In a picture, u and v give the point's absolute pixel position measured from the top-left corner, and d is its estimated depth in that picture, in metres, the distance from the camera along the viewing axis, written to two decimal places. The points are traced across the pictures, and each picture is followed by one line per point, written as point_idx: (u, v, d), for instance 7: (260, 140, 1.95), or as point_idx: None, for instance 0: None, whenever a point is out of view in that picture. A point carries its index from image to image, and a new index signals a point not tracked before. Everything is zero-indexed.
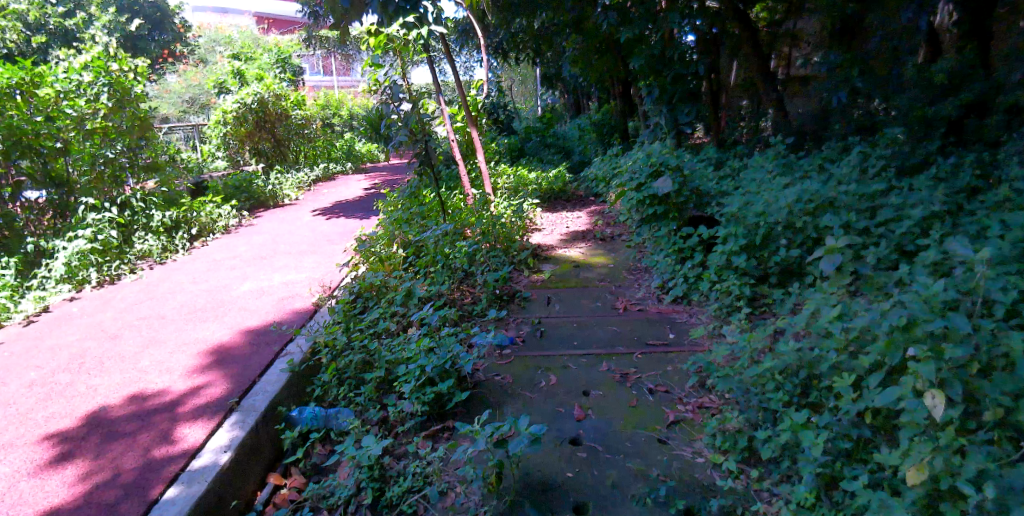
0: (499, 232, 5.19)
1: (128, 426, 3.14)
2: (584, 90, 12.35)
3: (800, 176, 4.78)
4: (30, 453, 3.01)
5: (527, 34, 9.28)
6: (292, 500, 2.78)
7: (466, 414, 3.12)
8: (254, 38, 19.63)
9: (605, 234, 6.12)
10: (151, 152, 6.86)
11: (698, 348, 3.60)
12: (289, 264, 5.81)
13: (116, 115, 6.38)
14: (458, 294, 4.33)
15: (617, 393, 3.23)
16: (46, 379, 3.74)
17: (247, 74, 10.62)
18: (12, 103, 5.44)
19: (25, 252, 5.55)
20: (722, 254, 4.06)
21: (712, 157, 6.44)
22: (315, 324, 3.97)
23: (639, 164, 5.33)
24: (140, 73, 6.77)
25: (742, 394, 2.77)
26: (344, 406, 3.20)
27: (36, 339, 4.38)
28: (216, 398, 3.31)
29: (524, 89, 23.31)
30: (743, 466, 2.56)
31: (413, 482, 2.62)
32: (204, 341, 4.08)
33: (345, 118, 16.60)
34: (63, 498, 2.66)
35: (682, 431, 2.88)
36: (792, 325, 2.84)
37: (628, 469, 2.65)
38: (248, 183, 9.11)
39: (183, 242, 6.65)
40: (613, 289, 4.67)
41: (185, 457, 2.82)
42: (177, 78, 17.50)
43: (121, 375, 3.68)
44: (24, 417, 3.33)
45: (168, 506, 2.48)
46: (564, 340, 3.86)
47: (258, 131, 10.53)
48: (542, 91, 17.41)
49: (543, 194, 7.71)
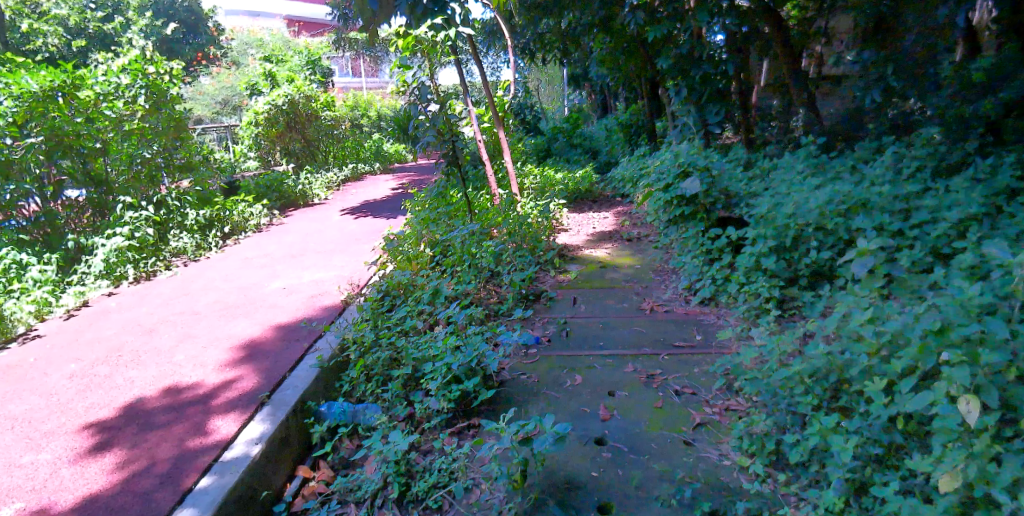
0: (526, 232, 5.18)
1: (163, 417, 3.22)
2: (611, 90, 12.35)
3: (832, 177, 4.70)
4: (71, 441, 3.11)
5: (555, 34, 9.18)
6: (321, 492, 2.83)
7: (492, 412, 3.15)
8: (283, 41, 20.02)
9: (632, 235, 6.10)
10: (186, 151, 7.05)
11: (726, 351, 3.57)
12: (320, 262, 5.89)
13: (153, 117, 6.61)
14: (484, 293, 4.35)
15: (643, 394, 3.22)
16: (86, 371, 3.85)
17: (279, 76, 10.78)
18: (55, 105, 5.58)
19: (66, 248, 5.71)
20: (752, 255, 4.00)
21: (742, 158, 6.37)
22: (344, 321, 4.04)
23: (666, 164, 5.30)
24: (175, 76, 6.97)
25: (770, 397, 2.73)
26: (371, 402, 3.24)
27: (76, 332, 4.52)
28: (247, 392, 3.38)
29: (550, 89, 23.39)
30: (770, 469, 2.53)
31: (439, 478, 2.65)
32: (236, 336, 4.17)
33: (374, 119, 16.80)
34: (102, 485, 2.75)
35: (709, 433, 2.87)
36: (823, 327, 2.79)
37: (653, 470, 2.65)
38: (279, 183, 9.27)
39: (215, 241, 6.78)
40: (640, 290, 4.65)
41: (218, 449, 2.89)
42: (210, 81, 17.97)
43: (157, 368, 3.78)
44: (66, 407, 3.43)
45: (202, 495, 2.54)
46: (590, 341, 3.85)
47: (289, 132, 10.78)
48: (569, 92, 17.47)
49: (569, 194, 7.68)
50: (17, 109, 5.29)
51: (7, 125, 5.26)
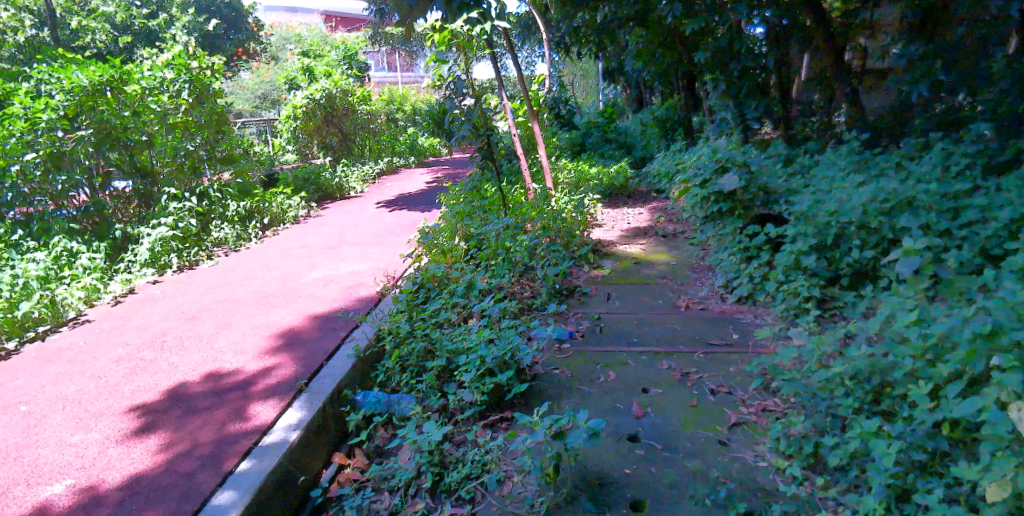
0: (561, 227, 5.15)
1: (205, 402, 3.31)
2: (647, 85, 12.21)
3: (875, 175, 4.57)
4: (118, 422, 3.21)
5: (591, 29, 8.87)
6: (355, 479, 2.88)
7: (525, 406, 3.15)
8: (321, 37, 20.36)
9: (667, 231, 6.04)
10: (227, 145, 7.23)
11: (763, 350, 3.50)
12: (356, 254, 5.97)
13: (196, 110, 6.79)
14: (518, 287, 4.36)
15: (677, 392, 3.19)
16: (132, 355, 3.98)
17: (316, 71, 11.00)
18: (104, 99, 5.77)
19: (114, 237, 5.88)
20: (791, 253, 3.91)
21: (782, 153, 6.23)
22: (380, 312, 4.09)
23: (704, 160, 5.19)
24: (217, 71, 7.14)
25: (808, 399, 2.67)
26: (405, 393, 3.28)
27: (123, 318, 4.66)
28: (286, 379, 3.45)
29: (584, 83, 23.21)
30: (808, 472, 2.48)
31: (472, 470, 2.68)
32: (275, 325, 4.26)
33: (409, 113, 16.91)
34: (147, 465, 2.83)
35: (744, 433, 2.82)
36: (864, 329, 2.72)
37: (687, 469, 2.62)
38: (316, 176, 9.43)
39: (255, 232, 6.93)
40: (675, 287, 4.60)
41: (257, 433, 2.95)
42: (250, 76, 18.38)
43: (199, 354, 3.88)
44: (113, 389, 3.55)
45: (243, 477, 2.61)
46: (624, 337, 3.83)
47: (326, 126, 10.97)
48: (604, 87, 17.34)
49: (604, 189, 7.64)
50: (68, 103, 5.50)
51: (59, 118, 5.47)
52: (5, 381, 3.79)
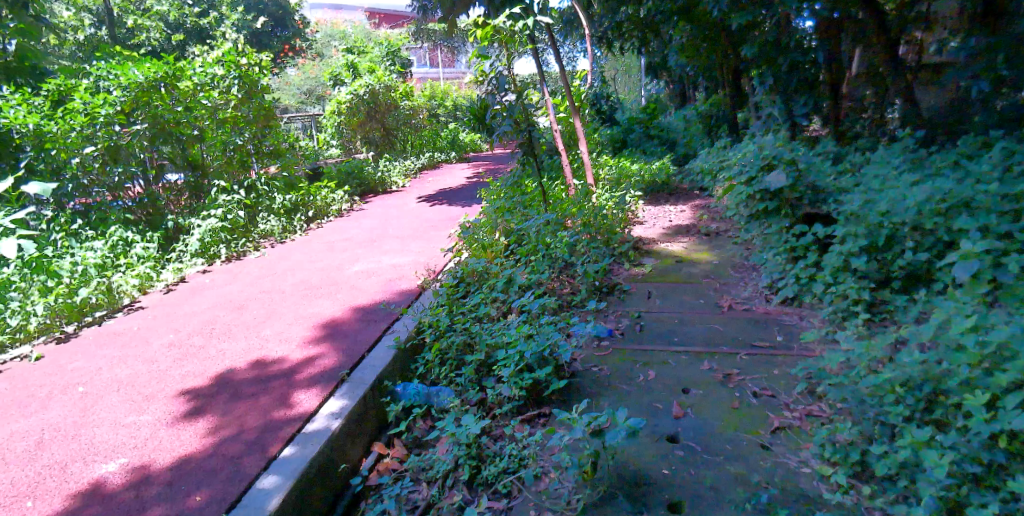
0: (602, 224, 5.10)
1: (252, 388, 3.40)
2: (691, 80, 12.00)
3: (931, 174, 4.40)
4: (169, 405, 3.32)
5: (633, 23, 8.78)
6: (394, 469, 2.92)
7: (563, 402, 3.15)
8: (366, 34, 20.72)
9: (710, 229, 5.94)
10: (274, 139, 7.39)
11: (809, 354, 3.41)
12: (397, 248, 6.04)
13: (244, 105, 6.96)
14: (558, 284, 4.35)
15: (718, 393, 3.14)
16: (183, 341, 4.12)
17: (360, 67, 11.17)
18: (158, 95, 5.93)
19: (167, 227, 6.08)
20: (840, 254, 3.80)
21: (831, 151, 6.05)
22: (421, 305, 4.12)
23: (750, 156, 5.07)
24: (264, 67, 7.27)
25: (856, 405, 2.59)
26: (444, 386, 3.31)
27: (174, 306, 4.82)
28: (328, 369, 3.51)
29: (626, 78, 22.93)
30: (854, 481, 2.41)
31: (509, 464, 2.69)
32: (318, 315, 4.35)
33: (451, 109, 17.00)
34: (195, 447, 2.92)
35: (787, 438, 2.76)
36: (917, 334, 2.62)
37: (727, 472, 2.58)
38: (359, 170, 9.58)
39: (300, 225, 7.08)
40: (718, 287, 4.53)
41: (300, 421, 3.01)
42: (296, 72, 18.84)
43: (246, 342, 3.99)
44: (164, 373, 3.68)
45: (286, 463, 2.67)
46: (665, 336, 3.78)
47: (369, 121, 11.14)
48: (646, 83, 17.11)
49: (645, 186, 7.55)
50: (124, 99, 5.69)
51: (116, 113, 5.65)
52: (64, 363, 3.96)
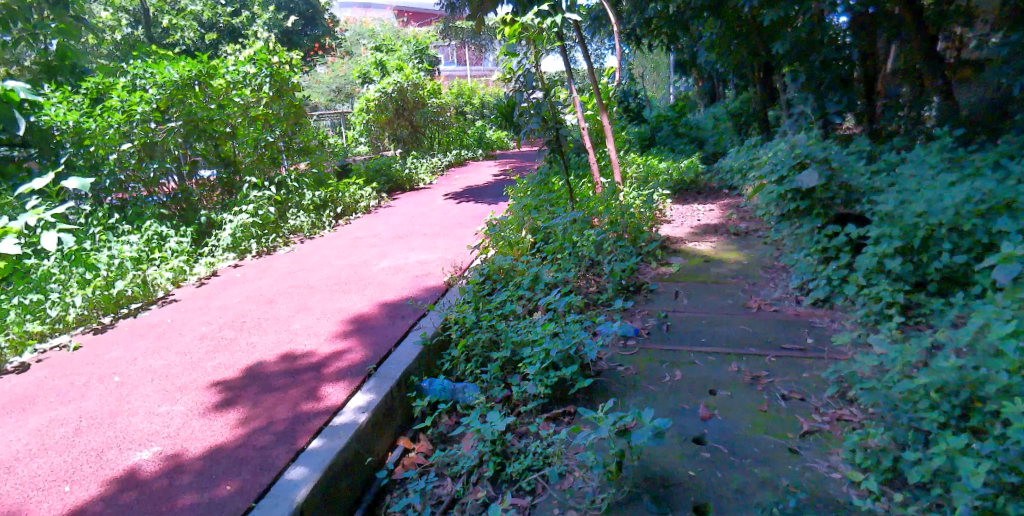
0: (629, 222, 5.06)
1: (281, 381, 3.45)
2: (721, 78, 11.85)
3: (969, 174, 4.28)
4: (201, 396, 3.40)
5: (663, 20, 8.69)
6: (420, 464, 2.95)
7: (589, 401, 3.14)
8: (394, 32, 20.90)
9: (739, 229, 5.86)
10: (304, 136, 7.49)
11: (840, 357, 3.35)
12: (424, 244, 6.08)
13: (276, 103, 7.07)
14: (584, 282, 4.34)
15: (746, 395, 3.10)
16: (214, 333, 4.20)
17: (388, 65, 11.25)
18: (192, 93, 6.08)
19: (200, 222, 6.21)
20: (873, 256, 3.72)
21: (866, 150, 5.92)
22: (447, 301, 4.14)
23: (781, 155, 4.98)
24: (295, 65, 7.36)
25: (889, 411, 2.53)
26: (470, 382, 3.33)
27: (206, 299, 4.92)
28: (356, 363, 3.55)
29: (655, 75, 22.75)
30: (885, 487, 2.36)
31: (533, 461, 2.70)
32: (346, 310, 4.40)
33: (478, 107, 17.05)
34: (226, 437, 2.98)
35: (817, 442, 2.71)
36: (954, 339, 2.55)
37: (754, 475, 2.55)
38: (387, 167, 9.66)
39: (329, 221, 7.17)
40: (747, 287, 4.47)
41: (328, 414, 3.05)
42: (326, 70, 19.07)
43: (276, 336, 4.06)
44: (197, 365, 3.76)
45: (314, 455, 2.71)
46: (692, 336, 3.75)
47: (397, 118, 11.24)
48: (675, 80, 16.95)
49: (673, 184, 7.48)
50: (160, 97, 5.83)
51: (152, 111, 5.83)
52: (101, 353, 4.07)
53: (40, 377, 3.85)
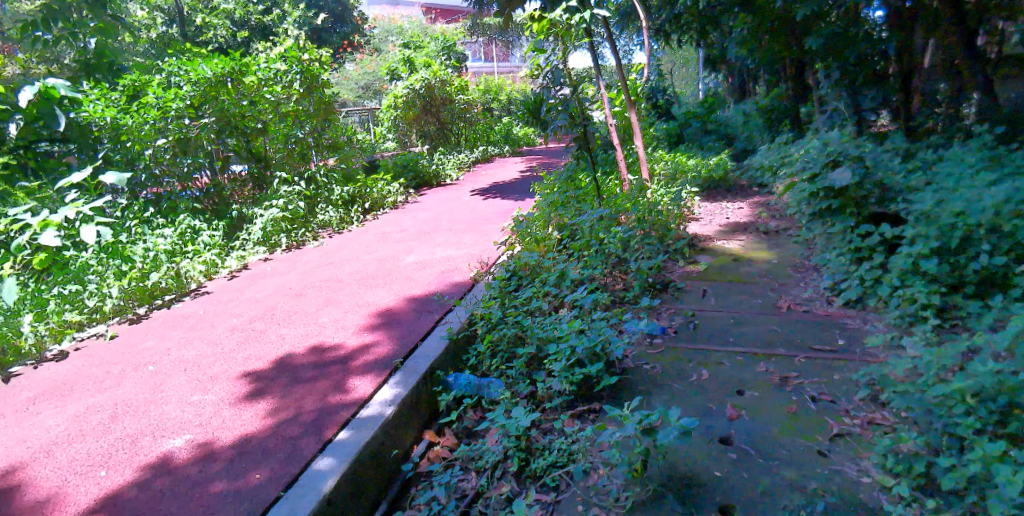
0: (656, 220, 5.01)
1: (310, 373, 3.50)
2: (752, 74, 11.68)
3: (1009, 173, 4.15)
4: (232, 386, 3.46)
5: (693, 16, 8.57)
6: (445, 458, 2.97)
7: (614, 399, 3.13)
8: (422, 29, 21.00)
9: (769, 228, 5.77)
10: (333, 132, 7.57)
11: (873, 359, 3.28)
12: (451, 240, 6.11)
13: (305, 100, 7.19)
14: (610, 279, 4.33)
15: (775, 396, 3.06)
16: (245, 325, 4.28)
17: (416, 62, 11.30)
18: (224, 90, 6.19)
19: (232, 216, 6.32)
20: (908, 256, 3.63)
21: (901, 148, 5.78)
22: (474, 297, 4.16)
23: (813, 152, 4.89)
24: (325, 62, 7.45)
25: (922, 415, 2.47)
26: (495, 377, 3.34)
27: (238, 291, 5.01)
28: (382, 357, 3.59)
29: (684, 71, 22.49)
30: (918, 493, 2.31)
31: (558, 458, 2.70)
32: (374, 304, 4.44)
33: (505, 103, 17.04)
34: (256, 427, 3.04)
35: (847, 446, 2.67)
36: (991, 343, 2.48)
37: (781, 478, 2.51)
38: (414, 163, 9.71)
39: (357, 216, 7.25)
40: (776, 286, 4.41)
41: (355, 406, 3.09)
42: (355, 67, 19.22)
43: (305, 328, 4.12)
44: (228, 355, 3.83)
45: (341, 447, 2.74)
46: (720, 335, 3.71)
47: (425, 115, 11.31)
48: (705, 77, 16.75)
49: (702, 182, 7.40)
50: (194, 93, 5.91)
51: (186, 107, 5.90)
52: (136, 343, 4.17)
53: (78, 365, 3.96)
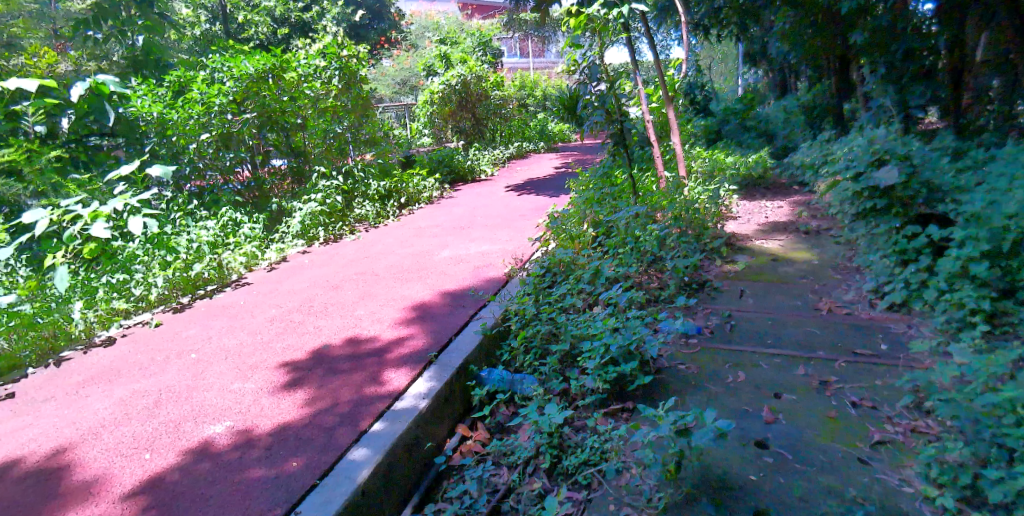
0: (693, 218, 4.94)
1: (346, 364, 3.56)
2: (794, 70, 11.42)
3: None
4: (270, 375, 3.54)
5: (734, 10, 8.40)
6: (477, 452, 2.98)
7: (648, 399, 3.10)
8: (458, 25, 21.08)
9: (809, 227, 5.65)
10: (370, 128, 7.65)
11: (918, 365, 3.18)
12: (486, 235, 6.12)
13: (344, 95, 7.29)
14: (647, 277, 4.33)
15: (814, 400, 3.00)
16: (284, 316, 4.36)
17: (452, 57, 11.33)
18: (266, 85, 6.31)
19: (271, 210, 6.44)
20: (957, 259, 3.51)
21: (950, 147, 5.59)
22: (507, 292, 4.16)
23: (858, 150, 4.76)
24: (363, 58, 7.54)
25: (969, 424, 2.39)
26: (528, 374, 3.35)
27: (277, 283, 5.12)
28: (417, 350, 3.62)
29: (723, 67, 22.09)
30: (963, 505, 2.23)
31: (590, 456, 2.69)
32: (409, 298, 4.48)
33: (541, 99, 17.00)
34: (293, 416, 3.09)
35: (888, 454, 2.60)
36: None
37: (819, 485, 2.46)
38: (450, 159, 9.76)
39: (393, 210, 7.32)
40: (817, 288, 4.31)
41: (390, 398, 3.13)
42: (392, 63, 19.38)
43: (341, 320, 4.18)
44: (267, 345, 3.91)
45: (376, 438, 2.78)
46: (758, 337, 3.64)
47: (460, 110, 11.39)
48: (744, 72, 16.44)
49: (741, 180, 7.27)
50: (237, 89, 6.05)
51: (229, 103, 6.06)
52: (180, 331, 4.29)
53: (125, 351, 4.09)
